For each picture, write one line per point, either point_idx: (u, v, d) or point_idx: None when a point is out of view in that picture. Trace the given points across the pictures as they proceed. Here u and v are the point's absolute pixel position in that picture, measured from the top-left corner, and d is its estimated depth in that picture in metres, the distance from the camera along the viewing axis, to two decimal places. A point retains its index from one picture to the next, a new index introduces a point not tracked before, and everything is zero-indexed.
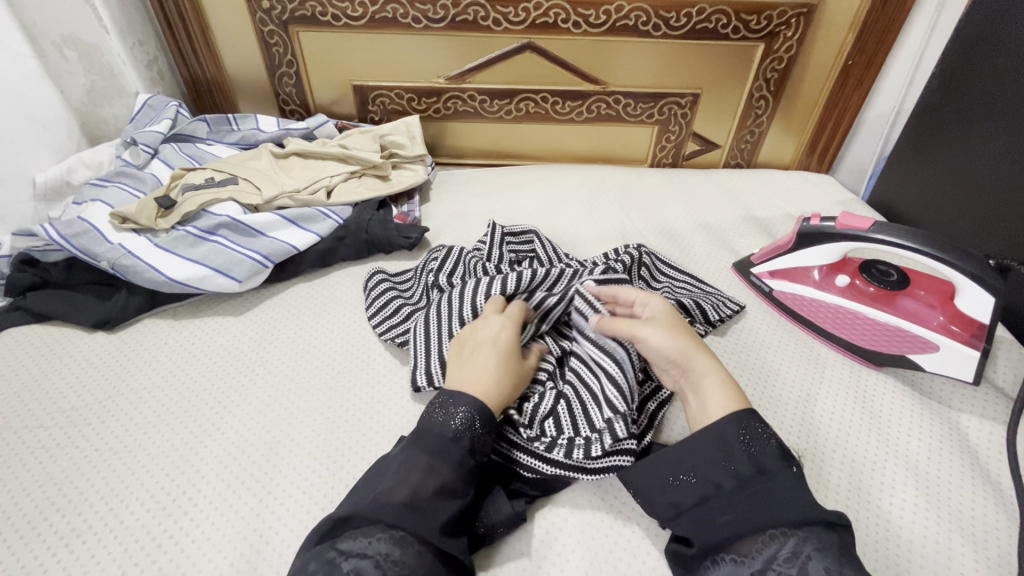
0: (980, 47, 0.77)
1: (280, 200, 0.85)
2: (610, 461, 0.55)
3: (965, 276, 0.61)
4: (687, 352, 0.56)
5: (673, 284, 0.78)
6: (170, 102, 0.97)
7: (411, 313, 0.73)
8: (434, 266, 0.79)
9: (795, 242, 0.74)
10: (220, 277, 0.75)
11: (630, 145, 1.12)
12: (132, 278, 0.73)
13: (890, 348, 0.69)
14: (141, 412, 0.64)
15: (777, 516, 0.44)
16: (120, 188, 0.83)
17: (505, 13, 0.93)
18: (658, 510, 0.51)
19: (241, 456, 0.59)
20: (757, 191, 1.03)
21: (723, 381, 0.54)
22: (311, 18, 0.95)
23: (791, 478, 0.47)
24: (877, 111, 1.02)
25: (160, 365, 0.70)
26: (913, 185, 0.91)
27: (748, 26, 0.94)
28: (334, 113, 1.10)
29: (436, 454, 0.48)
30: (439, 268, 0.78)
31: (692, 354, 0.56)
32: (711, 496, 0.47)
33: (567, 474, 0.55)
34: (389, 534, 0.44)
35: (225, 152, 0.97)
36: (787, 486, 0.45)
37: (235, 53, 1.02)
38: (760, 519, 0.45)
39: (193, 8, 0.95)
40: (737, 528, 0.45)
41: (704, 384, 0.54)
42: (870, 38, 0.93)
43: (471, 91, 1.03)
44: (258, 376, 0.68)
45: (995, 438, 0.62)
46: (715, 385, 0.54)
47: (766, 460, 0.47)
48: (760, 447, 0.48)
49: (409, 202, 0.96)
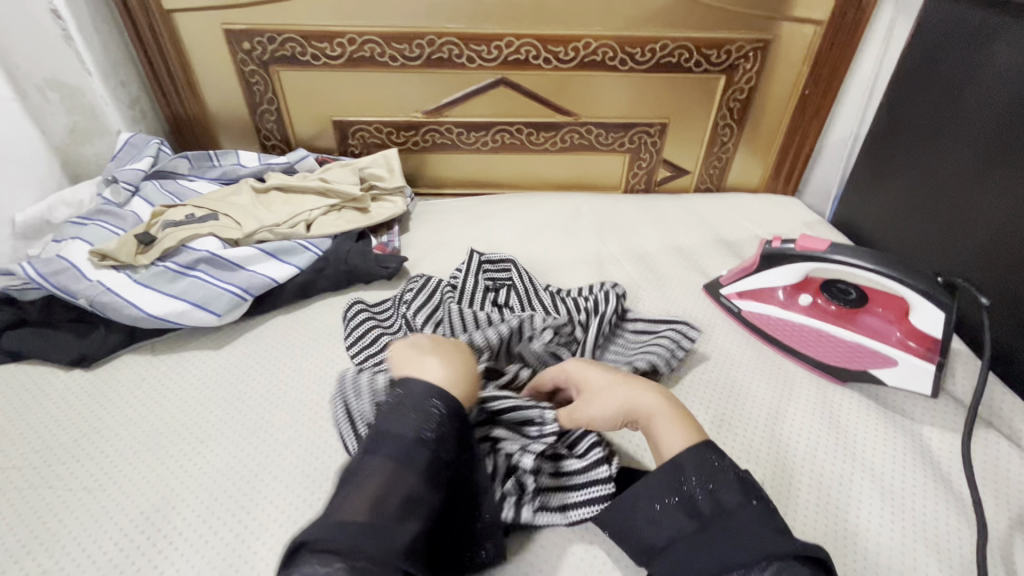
0: (922, 77, 0.82)
1: (260, 234, 0.86)
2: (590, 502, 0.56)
3: (916, 293, 0.64)
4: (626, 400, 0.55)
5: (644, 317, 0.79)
6: (152, 140, 0.99)
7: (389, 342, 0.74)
8: (409, 298, 0.80)
9: (759, 264, 0.77)
10: (198, 311, 0.76)
11: (604, 173, 1.16)
12: (110, 314, 0.74)
13: (853, 364, 0.71)
14: (119, 448, 0.64)
15: (745, 551, 0.43)
16: (100, 226, 0.84)
17: (478, 51, 0.97)
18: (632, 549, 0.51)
19: (217, 491, 0.60)
20: (726, 214, 1.07)
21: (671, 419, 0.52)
22: (291, 58, 0.99)
23: (771, 506, 0.46)
24: (835, 137, 1.07)
25: (137, 400, 0.70)
26: (870, 206, 0.95)
27: (708, 60, 0.99)
28: (316, 147, 1.12)
29: (407, 454, 0.46)
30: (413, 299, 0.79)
31: (620, 389, 0.56)
32: (690, 526, 0.47)
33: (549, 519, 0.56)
34: (348, 563, 0.39)
35: (206, 188, 0.98)
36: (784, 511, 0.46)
37: (217, 93, 1.05)
38: (734, 554, 0.44)
39: (176, 50, 0.98)
40: (709, 560, 0.45)
41: (646, 424, 0.53)
42: (823, 71, 0.99)
43: (448, 124, 1.07)
44: (236, 410, 0.68)
45: (956, 449, 0.64)
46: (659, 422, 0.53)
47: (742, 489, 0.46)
48: (737, 478, 0.47)
49: (388, 233, 0.98)
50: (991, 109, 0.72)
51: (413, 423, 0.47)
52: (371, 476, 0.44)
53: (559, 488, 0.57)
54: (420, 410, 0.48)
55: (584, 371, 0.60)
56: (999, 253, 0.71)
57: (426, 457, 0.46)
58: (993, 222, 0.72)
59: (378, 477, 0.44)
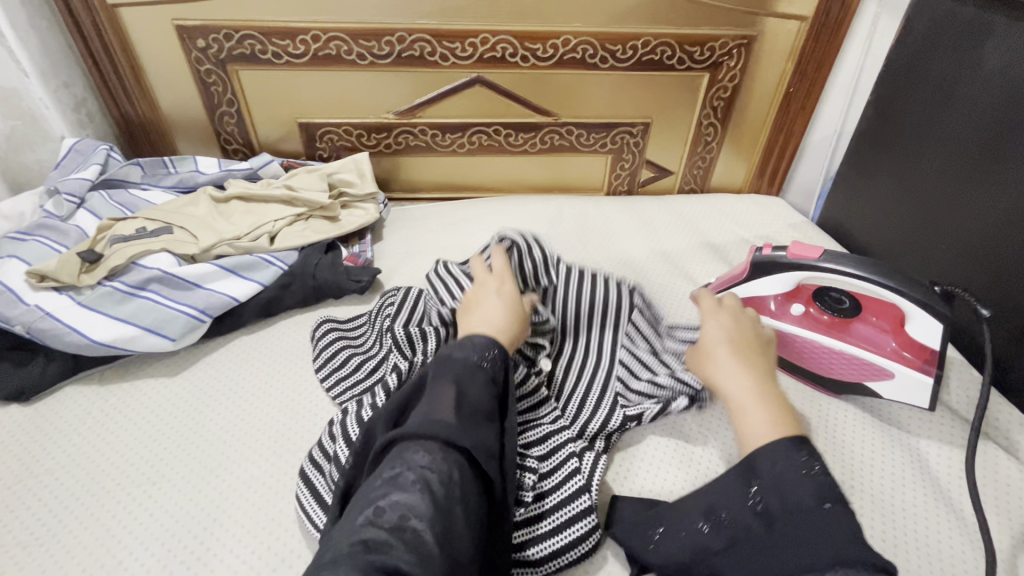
0: (910, 75, 0.80)
1: (219, 248, 0.80)
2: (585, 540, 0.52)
3: (913, 304, 0.62)
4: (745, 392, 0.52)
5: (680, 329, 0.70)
6: (100, 146, 0.92)
7: (364, 363, 0.68)
8: (389, 312, 0.73)
9: (749, 273, 0.73)
10: (151, 336, 0.70)
11: (585, 174, 1.11)
12: (51, 342, 0.67)
13: (848, 376, 0.69)
14: (59, 494, 0.58)
15: None
16: (40, 243, 0.77)
17: (451, 48, 0.92)
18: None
19: (170, 540, 0.54)
20: (711, 216, 1.04)
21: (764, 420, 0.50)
22: (250, 56, 0.92)
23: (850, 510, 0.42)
24: (821, 135, 1.04)
25: (80, 437, 0.64)
26: (857, 206, 0.92)
27: (691, 57, 0.95)
28: (281, 151, 1.06)
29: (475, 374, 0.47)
30: (394, 316, 0.72)
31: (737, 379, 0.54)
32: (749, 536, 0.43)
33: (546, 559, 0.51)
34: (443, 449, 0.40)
35: (161, 197, 0.91)
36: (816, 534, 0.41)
37: (171, 95, 0.98)
38: None
39: (124, 49, 0.91)
40: None
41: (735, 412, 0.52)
42: (808, 67, 0.97)
43: (422, 125, 1.01)
44: (193, 445, 0.63)
45: (955, 463, 0.62)
46: (764, 400, 0.51)
47: (813, 489, 0.43)
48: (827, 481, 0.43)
49: (360, 242, 0.92)
50: (982, 108, 0.70)
51: (472, 356, 0.49)
52: (439, 386, 0.46)
53: (530, 528, 0.52)
54: (478, 348, 0.50)
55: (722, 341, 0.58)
56: (992, 257, 0.69)
57: (481, 374, 0.48)
58: (984, 225, 0.70)
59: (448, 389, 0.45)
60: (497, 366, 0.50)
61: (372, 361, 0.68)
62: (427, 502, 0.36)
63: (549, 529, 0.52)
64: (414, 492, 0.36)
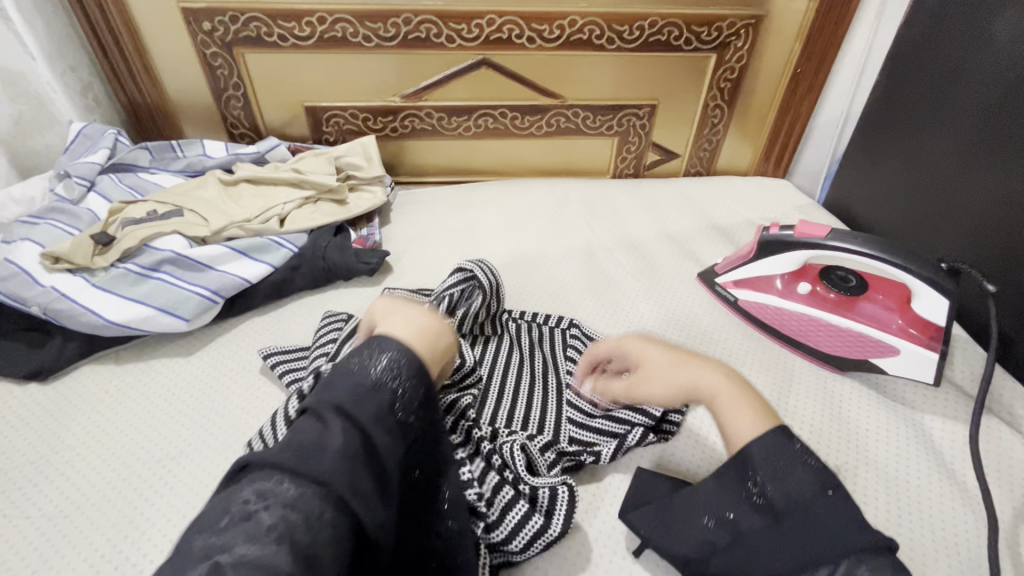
0: (919, 54, 0.80)
1: (229, 231, 0.80)
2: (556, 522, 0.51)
3: (920, 280, 0.62)
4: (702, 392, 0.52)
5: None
6: (108, 130, 0.92)
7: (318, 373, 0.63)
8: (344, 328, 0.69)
9: (757, 252, 0.75)
10: (164, 316, 0.71)
11: (591, 158, 1.11)
12: (66, 323, 0.68)
13: (854, 353, 0.70)
14: (81, 470, 0.59)
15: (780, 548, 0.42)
16: (51, 226, 0.77)
17: (457, 30, 0.92)
18: (668, 556, 0.49)
19: (191, 512, 0.56)
20: (717, 199, 1.04)
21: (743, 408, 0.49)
22: (256, 39, 0.92)
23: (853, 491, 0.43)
24: (827, 116, 1.04)
25: (97, 415, 0.65)
26: (865, 187, 0.92)
27: (699, 38, 0.95)
28: (287, 135, 1.06)
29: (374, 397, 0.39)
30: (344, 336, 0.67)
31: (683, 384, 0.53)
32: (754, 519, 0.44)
33: (525, 548, 0.50)
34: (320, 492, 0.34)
35: (169, 181, 0.92)
36: (834, 511, 0.42)
37: (178, 79, 0.98)
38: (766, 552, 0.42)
39: (129, 31, 0.91)
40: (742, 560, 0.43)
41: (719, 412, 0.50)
42: (816, 47, 0.96)
43: (427, 108, 1.01)
44: (209, 423, 0.64)
45: (959, 439, 0.62)
46: (729, 405, 0.49)
47: (814, 477, 0.44)
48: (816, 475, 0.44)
49: (368, 225, 0.93)
50: (991, 86, 0.70)
51: (367, 370, 0.40)
52: (330, 426, 0.37)
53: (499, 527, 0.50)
54: (370, 361, 0.41)
55: (664, 358, 0.55)
56: (999, 235, 0.70)
57: (383, 403, 0.39)
58: (991, 204, 0.71)
59: (333, 425, 0.37)
60: (408, 387, 0.41)
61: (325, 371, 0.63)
62: (284, 556, 0.32)
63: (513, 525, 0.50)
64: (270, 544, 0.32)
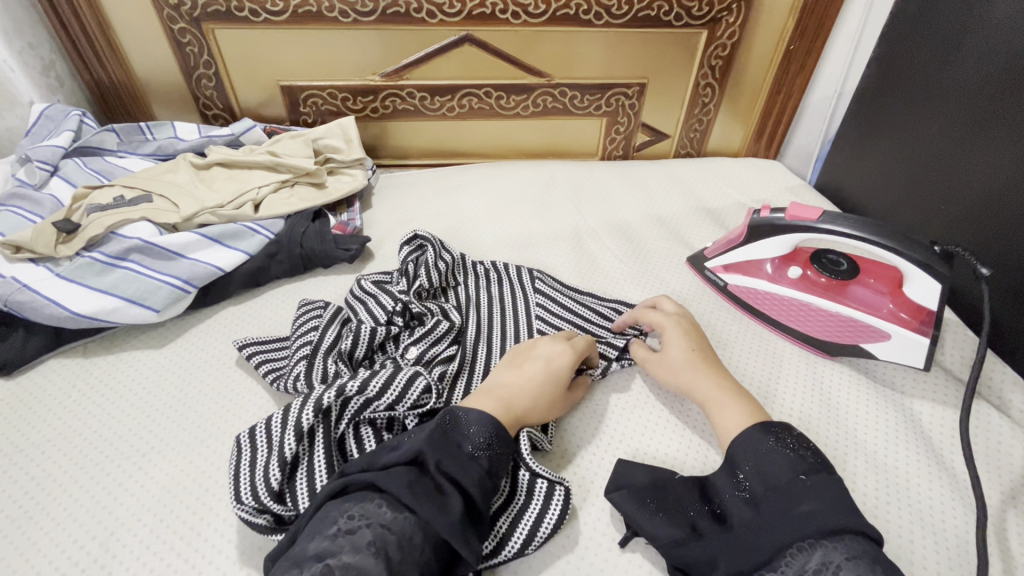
0: (916, 29, 0.77)
1: (201, 217, 0.77)
2: (555, 520, 0.51)
3: (912, 264, 0.61)
4: (693, 384, 0.58)
5: (587, 295, 0.75)
6: (72, 111, 0.87)
7: (299, 356, 0.62)
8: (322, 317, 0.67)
9: (747, 235, 0.73)
10: (133, 307, 0.68)
11: (579, 138, 1.08)
12: (29, 315, 0.65)
13: (844, 339, 0.68)
14: (48, 467, 0.57)
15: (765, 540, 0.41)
16: (13, 214, 0.74)
17: (439, 4, 0.87)
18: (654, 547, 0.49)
19: (163, 509, 0.54)
20: (708, 180, 1.02)
21: (734, 409, 0.54)
22: (226, 14, 0.87)
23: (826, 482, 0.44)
24: (821, 94, 1.01)
25: (65, 411, 0.62)
26: (858, 169, 0.90)
27: (689, 13, 0.92)
28: (263, 116, 1.02)
29: (464, 459, 0.47)
30: (322, 325, 0.65)
31: (686, 375, 0.59)
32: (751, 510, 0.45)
33: (524, 552, 0.50)
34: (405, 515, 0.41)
35: (139, 164, 0.88)
36: (814, 493, 0.43)
37: (146, 58, 0.93)
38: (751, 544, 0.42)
39: (91, 7, 0.86)
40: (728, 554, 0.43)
41: (711, 408, 0.56)
42: (809, 23, 0.93)
43: (409, 87, 0.97)
44: (183, 417, 0.62)
45: (948, 424, 0.62)
46: (722, 406, 0.55)
47: (792, 468, 0.45)
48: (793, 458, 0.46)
49: (348, 211, 0.90)
50: (987, 63, 0.68)
51: (467, 439, 0.48)
52: (414, 482, 0.44)
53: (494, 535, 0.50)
54: (466, 431, 0.49)
55: (684, 357, 0.60)
56: (992, 218, 0.69)
57: (474, 465, 0.47)
58: (985, 186, 0.69)
59: (422, 477, 0.44)
60: (497, 456, 0.48)
61: (304, 351, 0.62)
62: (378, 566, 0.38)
63: (509, 523, 0.50)
64: (368, 554, 0.39)
